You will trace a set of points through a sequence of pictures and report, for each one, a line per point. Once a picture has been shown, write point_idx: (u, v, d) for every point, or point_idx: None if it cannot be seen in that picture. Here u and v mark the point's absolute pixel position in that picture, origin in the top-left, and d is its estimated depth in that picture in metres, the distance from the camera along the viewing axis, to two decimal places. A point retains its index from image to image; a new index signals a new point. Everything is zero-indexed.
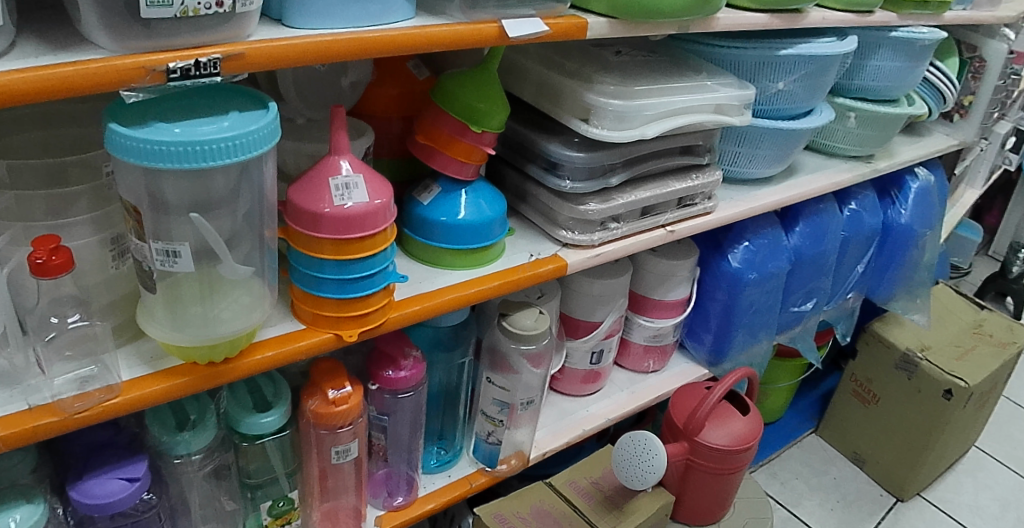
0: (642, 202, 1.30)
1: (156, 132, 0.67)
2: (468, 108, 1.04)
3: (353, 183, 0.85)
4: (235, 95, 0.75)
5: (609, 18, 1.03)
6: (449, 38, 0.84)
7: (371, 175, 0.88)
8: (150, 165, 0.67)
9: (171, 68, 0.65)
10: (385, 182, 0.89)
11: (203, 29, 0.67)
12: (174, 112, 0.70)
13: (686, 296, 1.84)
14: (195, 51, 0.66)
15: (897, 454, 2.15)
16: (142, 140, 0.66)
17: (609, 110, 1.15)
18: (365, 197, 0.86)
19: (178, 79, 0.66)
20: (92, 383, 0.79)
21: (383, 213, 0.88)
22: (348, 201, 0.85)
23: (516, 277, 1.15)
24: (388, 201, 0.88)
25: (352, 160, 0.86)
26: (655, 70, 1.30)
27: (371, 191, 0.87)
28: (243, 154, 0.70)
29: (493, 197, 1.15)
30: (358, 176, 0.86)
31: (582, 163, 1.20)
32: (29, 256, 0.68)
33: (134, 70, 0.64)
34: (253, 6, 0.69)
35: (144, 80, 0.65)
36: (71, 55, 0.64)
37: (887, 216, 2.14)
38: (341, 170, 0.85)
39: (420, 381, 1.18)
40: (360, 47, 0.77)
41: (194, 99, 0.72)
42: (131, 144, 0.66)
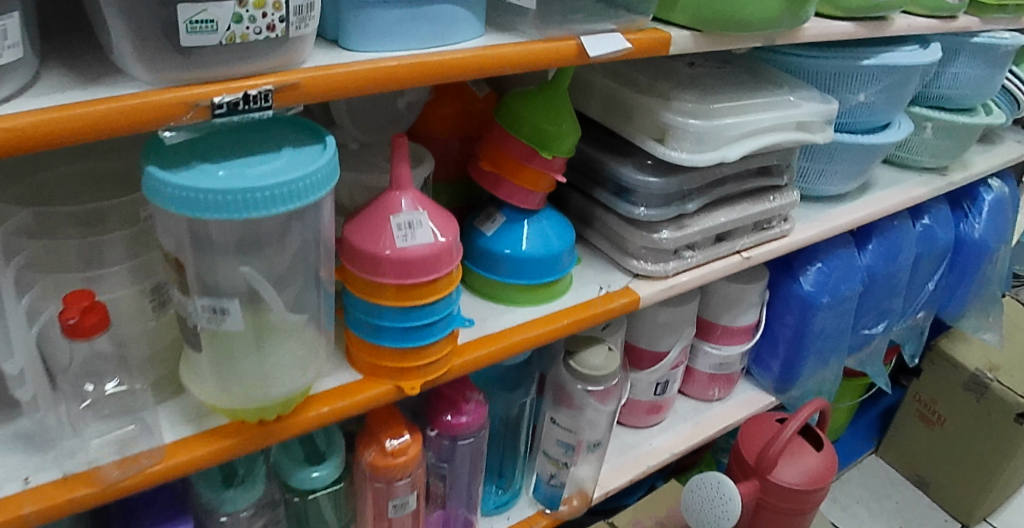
0: (718, 227, 1.19)
1: (202, 177, 0.59)
2: (537, 130, 0.95)
3: (417, 221, 0.77)
4: (286, 128, 0.67)
5: (692, 31, 0.93)
6: (522, 59, 0.74)
7: (434, 212, 0.80)
8: (196, 216, 0.59)
9: (217, 103, 0.58)
10: (450, 218, 0.81)
11: (251, 58, 0.59)
12: (221, 150, 0.63)
13: (755, 320, 1.71)
14: (245, 82, 0.59)
15: (967, 481, 1.98)
16: (187, 187, 0.58)
17: (689, 131, 1.04)
18: (429, 235, 0.77)
19: (224, 114, 0.58)
20: (132, 447, 0.72)
21: (450, 253, 0.79)
22: (413, 241, 0.76)
23: (586, 313, 1.06)
24: (454, 239, 0.80)
25: (415, 195, 0.78)
26: (733, 84, 1.19)
27: (436, 229, 0.78)
28: (300, 202, 0.62)
29: (560, 227, 1.06)
30: (421, 213, 0.77)
31: (658, 188, 1.10)
32: (61, 316, 0.61)
33: (176, 105, 0.56)
34: (307, 29, 0.60)
35: (186, 117, 0.57)
36: (107, 90, 0.57)
37: (960, 230, 1.98)
38: (403, 207, 0.77)
39: (482, 426, 1.09)
40: (425, 71, 0.68)
41: (244, 135, 0.65)
42: (175, 192, 0.58)
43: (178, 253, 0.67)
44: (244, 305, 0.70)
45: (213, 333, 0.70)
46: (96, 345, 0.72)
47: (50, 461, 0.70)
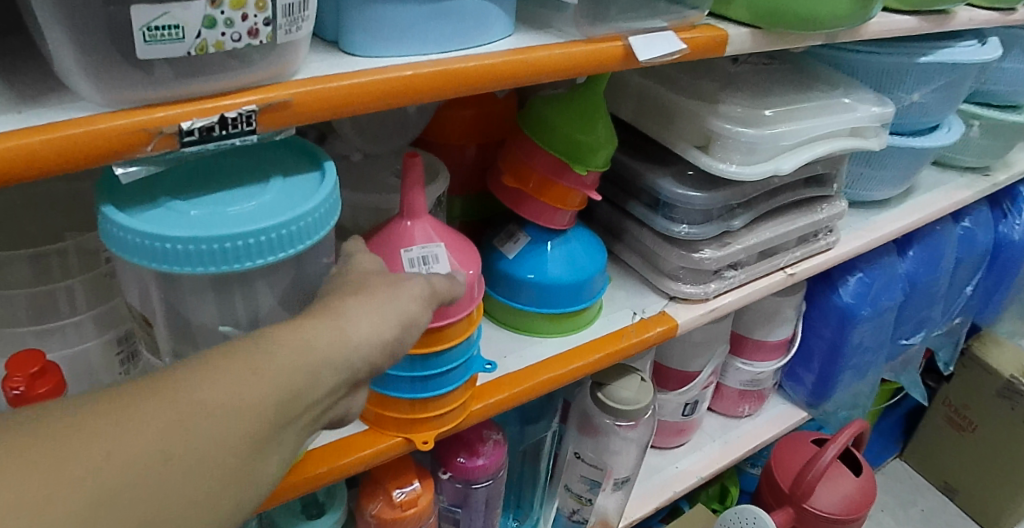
0: (761, 244, 1.05)
1: (171, 222, 0.51)
2: (568, 142, 0.82)
3: (434, 255, 0.68)
4: (276, 157, 0.58)
5: (751, 29, 0.80)
6: (559, 64, 0.62)
7: (452, 242, 0.71)
8: (162, 268, 0.50)
9: (187, 129, 0.47)
10: (469, 249, 0.73)
11: (228, 70, 0.48)
12: (196, 183, 0.54)
13: (791, 335, 1.45)
14: (221, 102, 0.48)
15: (998, 491, 1.80)
16: (159, 236, 0.49)
17: (742, 141, 0.91)
18: (445, 273, 0.68)
19: (196, 142, 0.48)
20: None
21: (471, 289, 0.71)
22: (430, 278, 0.67)
23: (618, 345, 0.94)
24: (476, 273, 0.71)
25: (431, 225, 0.70)
26: (784, 81, 1.03)
27: (455, 263, 0.70)
28: (286, 251, 0.53)
29: (592, 248, 0.95)
30: (439, 246, 0.69)
31: (701, 204, 0.97)
32: (5, 384, 0.56)
33: (134, 134, 0.46)
34: (299, 32, 0.49)
35: (148, 148, 0.47)
36: (51, 112, 0.46)
37: (999, 231, 1.75)
38: (418, 239, 0.68)
39: (501, 467, 0.99)
40: (442, 82, 0.56)
41: (226, 165, 0.56)
42: (134, 238, 0.49)
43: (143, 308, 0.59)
44: None
45: None
46: None
47: None
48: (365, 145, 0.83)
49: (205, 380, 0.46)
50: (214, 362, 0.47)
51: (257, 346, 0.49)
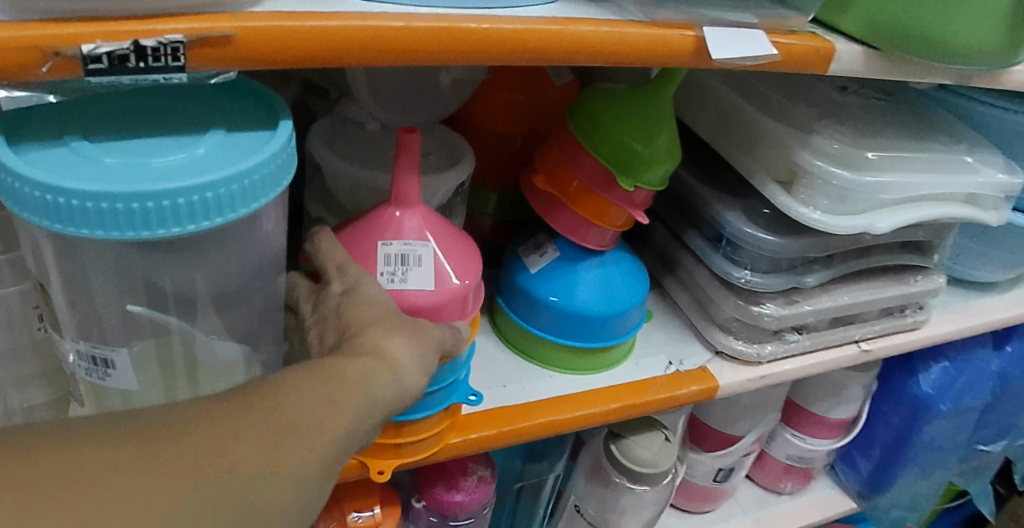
0: (835, 309, 0.87)
1: (74, 171, 0.40)
2: (618, 148, 0.69)
3: (417, 255, 0.59)
4: (222, 102, 0.48)
5: (864, 47, 0.65)
6: (603, 47, 0.49)
7: (450, 243, 0.61)
8: (59, 228, 0.40)
9: (90, 54, 0.37)
10: (471, 254, 0.63)
11: None
12: (119, 125, 0.44)
13: (856, 414, 1.22)
14: (140, 25, 0.38)
15: None
16: (59, 188, 0.39)
17: (832, 186, 0.76)
18: (428, 277, 0.59)
19: (104, 72, 0.38)
20: None
21: (461, 302, 0.60)
22: (405, 281, 0.58)
23: (641, 399, 0.79)
24: (470, 283, 0.61)
25: (424, 219, 0.60)
26: (897, 123, 0.86)
27: (445, 268, 0.60)
28: (218, 218, 0.42)
29: (634, 278, 0.81)
30: (427, 244, 0.59)
31: (772, 251, 0.81)
32: None
33: (22, 52, 0.36)
34: None
35: (41, 72, 0.37)
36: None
37: None
38: (404, 233, 0.59)
39: (487, 505, 0.86)
40: (437, 42, 0.45)
41: (160, 110, 0.46)
42: (31, 191, 0.39)
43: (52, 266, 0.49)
44: (139, 347, 0.52)
45: (96, 393, 0.54)
46: None
47: None
48: (386, 115, 0.72)
49: (283, 393, 0.44)
50: (289, 380, 0.45)
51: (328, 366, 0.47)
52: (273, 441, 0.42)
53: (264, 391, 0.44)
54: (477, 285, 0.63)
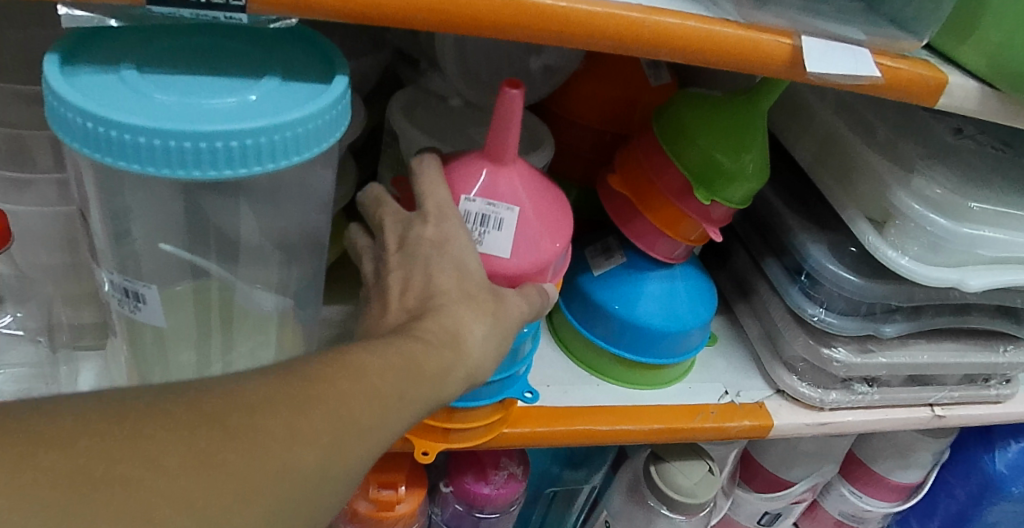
0: (913, 366, 0.81)
1: (120, 102, 0.41)
2: (699, 156, 0.65)
3: (500, 218, 0.56)
4: (284, 54, 0.47)
5: (982, 84, 0.59)
6: (688, 42, 0.47)
7: (538, 210, 0.58)
8: (95, 156, 0.40)
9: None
10: (560, 220, 0.60)
11: None
12: (176, 60, 0.44)
13: (921, 480, 1.12)
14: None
15: None
16: (99, 115, 0.39)
17: (925, 232, 0.70)
18: (508, 243, 0.56)
19: (162, 2, 0.39)
20: (33, 394, 0.57)
21: (537, 273, 0.58)
22: (482, 244, 0.56)
23: (686, 425, 0.74)
24: (551, 255, 0.58)
25: (517, 180, 0.57)
26: (1013, 177, 0.78)
27: (527, 236, 0.57)
28: (258, 165, 0.42)
29: (699, 298, 0.77)
30: (512, 209, 0.57)
31: (852, 292, 0.74)
32: None
33: None
34: None
35: None
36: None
37: None
38: (491, 191, 0.56)
39: (515, 503, 0.83)
40: (508, 16, 0.43)
41: (220, 53, 0.45)
42: (73, 115, 0.40)
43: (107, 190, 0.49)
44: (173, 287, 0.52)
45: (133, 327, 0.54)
46: None
47: None
48: (468, 92, 0.70)
49: (355, 379, 0.40)
50: (358, 361, 0.42)
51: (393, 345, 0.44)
52: (342, 433, 0.38)
53: (330, 371, 0.40)
54: (561, 257, 0.60)
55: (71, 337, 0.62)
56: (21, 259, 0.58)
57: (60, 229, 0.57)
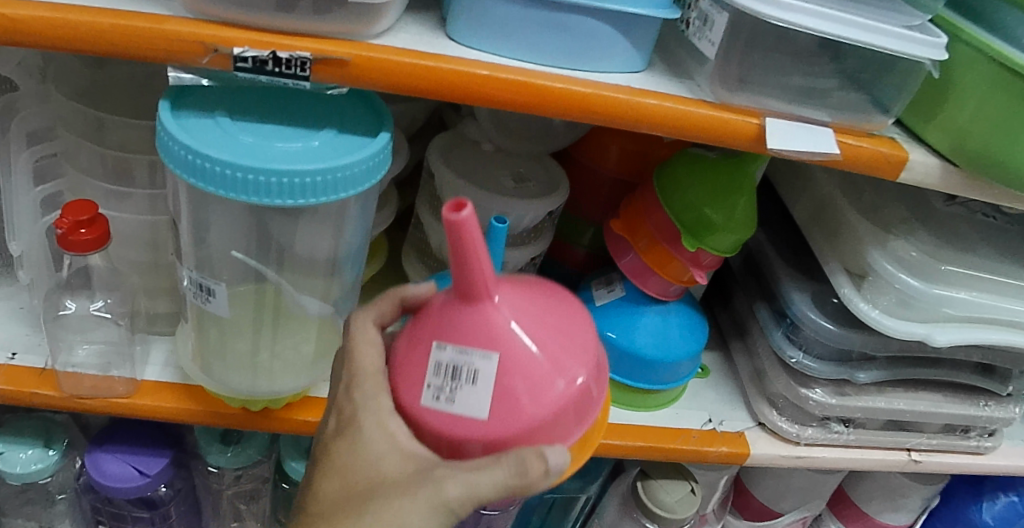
0: (888, 412, 0.87)
1: (211, 141, 0.52)
2: (690, 210, 0.74)
3: (473, 369, 0.50)
4: (343, 108, 0.58)
5: (944, 162, 0.65)
6: (670, 120, 0.57)
7: (525, 358, 0.51)
8: (190, 181, 0.52)
9: (238, 55, 0.50)
10: (557, 363, 0.52)
11: (298, 14, 0.51)
12: (257, 110, 0.56)
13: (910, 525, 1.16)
14: (280, 41, 0.50)
15: None
16: (197, 152, 0.50)
17: (896, 288, 0.77)
18: (481, 404, 0.50)
19: (248, 70, 0.50)
20: (113, 368, 0.69)
21: (530, 434, 0.50)
22: (452, 401, 0.50)
23: (669, 446, 0.82)
24: (547, 413, 0.51)
25: (496, 323, 0.51)
26: (994, 245, 0.84)
27: (509, 388, 0.50)
28: (315, 198, 0.53)
29: (691, 332, 0.85)
30: (489, 357, 0.50)
31: (829, 338, 0.82)
32: (69, 229, 0.58)
33: (192, 45, 0.49)
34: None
35: (203, 62, 0.50)
36: (140, 3, 0.51)
37: None
38: (463, 338, 0.51)
39: (515, 503, 0.91)
40: (518, 93, 0.54)
41: (292, 106, 0.57)
42: (177, 148, 0.51)
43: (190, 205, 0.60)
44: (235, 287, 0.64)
45: (201, 315, 0.65)
46: (92, 258, 0.66)
47: (44, 345, 0.70)
48: (497, 138, 0.79)
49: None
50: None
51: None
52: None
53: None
54: (570, 413, 0.52)
55: (147, 323, 0.73)
56: (115, 254, 0.69)
57: (150, 233, 0.69)
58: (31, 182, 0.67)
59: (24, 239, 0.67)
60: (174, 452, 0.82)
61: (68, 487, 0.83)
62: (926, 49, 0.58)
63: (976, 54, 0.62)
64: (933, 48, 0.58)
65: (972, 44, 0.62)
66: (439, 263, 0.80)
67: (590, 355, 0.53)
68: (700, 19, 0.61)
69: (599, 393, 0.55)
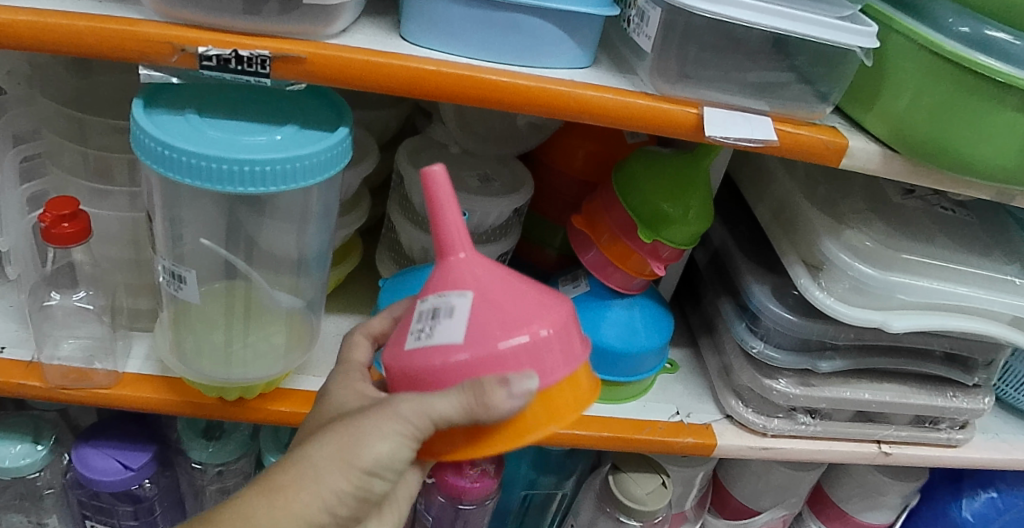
0: (853, 403, 0.89)
1: (179, 134, 0.56)
2: (646, 203, 0.78)
3: (449, 307, 0.53)
4: (307, 106, 0.62)
5: (883, 148, 0.68)
6: (610, 111, 0.61)
7: (498, 295, 0.53)
8: (160, 171, 0.55)
9: (203, 54, 0.54)
10: (530, 305, 0.54)
11: (258, 16, 0.55)
12: (225, 108, 0.60)
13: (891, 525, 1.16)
14: (242, 42, 0.54)
15: None
16: (165, 143, 0.54)
17: (849, 275, 0.80)
18: (457, 333, 0.52)
19: (212, 68, 0.54)
20: (96, 361, 0.72)
21: (505, 362, 0.51)
22: (431, 337, 0.53)
23: (636, 436, 0.85)
24: (522, 344, 0.52)
25: (471, 270, 0.55)
26: (950, 234, 0.86)
27: (483, 323, 0.52)
28: (277, 186, 0.56)
29: (657, 327, 0.88)
30: (464, 295, 0.53)
31: (788, 328, 0.85)
32: (52, 226, 0.62)
33: (160, 45, 0.54)
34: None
35: (171, 61, 0.54)
36: (114, 9, 0.56)
37: None
38: (444, 287, 0.55)
39: (491, 497, 0.92)
40: (466, 85, 0.58)
41: (258, 105, 0.61)
42: (147, 140, 0.55)
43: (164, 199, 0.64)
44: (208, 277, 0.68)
45: (177, 305, 0.68)
46: (74, 254, 0.70)
47: (31, 340, 0.74)
48: (464, 141, 0.83)
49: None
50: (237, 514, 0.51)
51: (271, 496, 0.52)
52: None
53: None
54: (545, 361, 0.52)
55: (130, 320, 0.77)
56: (98, 251, 0.73)
57: (131, 231, 0.73)
58: (17, 181, 0.72)
59: (12, 236, 0.72)
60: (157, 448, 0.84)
61: (55, 483, 0.87)
62: (856, 38, 0.61)
63: (904, 42, 0.65)
64: (861, 37, 0.61)
65: (902, 33, 0.66)
66: (411, 261, 0.84)
67: (567, 316, 0.55)
68: (640, 16, 0.65)
69: (579, 355, 0.55)
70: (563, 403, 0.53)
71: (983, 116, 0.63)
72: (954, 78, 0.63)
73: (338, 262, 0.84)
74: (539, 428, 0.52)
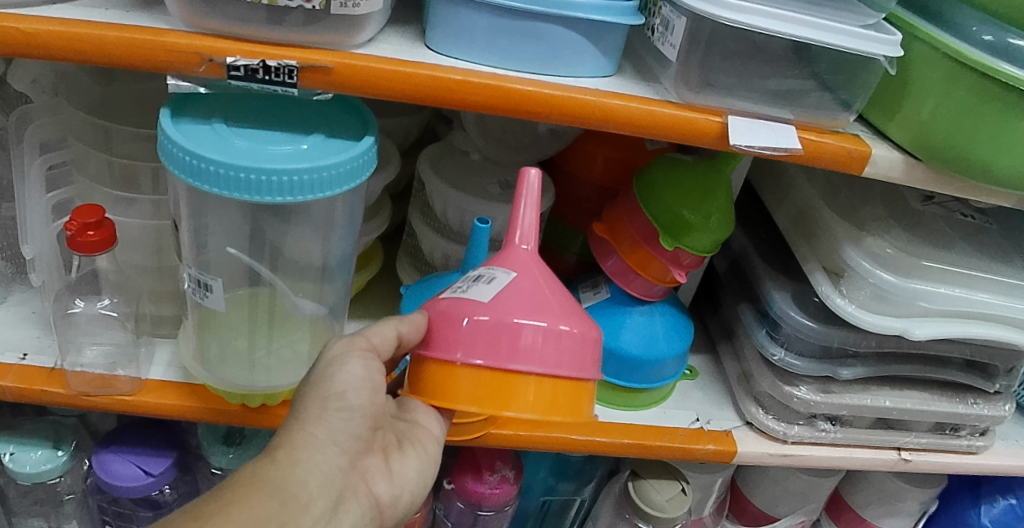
0: (873, 409, 0.88)
1: (207, 143, 0.56)
2: (667, 211, 0.77)
3: (492, 277, 0.60)
4: (333, 115, 0.63)
5: (907, 156, 0.68)
6: (635, 119, 0.60)
7: (538, 287, 0.59)
8: (188, 180, 0.56)
9: (231, 64, 0.54)
10: (562, 307, 0.59)
11: (285, 25, 0.55)
12: (252, 117, 0.60)
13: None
14: (269, 51, 0.55)
15: None
16: (194, 153, 0.55)
17: (870, 282, 0.80)
18: (484, 293, 0.58)
19: (240, 77, 0.55)
20: (118, 367, 0.72)
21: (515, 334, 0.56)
22: (465, 293, 0.59)
23: (656, 443, 0.85)
24: (540, 332, 0.56)
25: (526, 260, 0.61)
26: (971, 241, 0.85)
27: (515, 298, 0.58)
28: (302, 196, 0.56)
29: (677, 332, 0.88)
30: (509, 274, 0.59)
31: (809, 334, 0.85)
32: (77, 236, 0.62)
33: (188, 55, 0.54)
34: (358, 10, 0.55)
35: (199, 71, 0.54)
36: (142, 18, 0.56)
37: None
38: (496, 264, 0.61)
39: (510, 503, 0.92)
40: (490, 94, 0.58)
41: (285, 114, 0.61)
42: (175, 150, 0.55)
43: (188, 207, 0.64)
44: (232, 284, 0.68)
45: (201, 312, 0.68)
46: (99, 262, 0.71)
47: (54, 347, 0.74)
48: (484, 147, 0.83)
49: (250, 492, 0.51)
50: (247, 478, 0.52)
51: (273, 454, 0.54)
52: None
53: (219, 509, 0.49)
54: (555, 351, 0.57)
55: (152, 326, 0.78)
56: (122, 258, 0.74)
57: (155, 238, 0.73)
58: (42, 188, 0.72)
59: (36, 243, 0.72)
60: (178, 454, 0.85)
61: (76, 488, 0.87)
62: (881, 46, 0.61)
63: (929, 50, 0.65)
64: (887, 45, 0.61)
65: (927, 41, 0.65)
66: (430, 267, 0.84)
67: (591, 337, 0.59)
68: (664, 25, 0.65)
69: (586, 371, 0.58)
70: (559, 400, 0.57)
71: (1007, 125, 0.62)
72: (977, 86, 0.62)
73: (358, 269, 0.84)
74: (525, 409, 0.56)
